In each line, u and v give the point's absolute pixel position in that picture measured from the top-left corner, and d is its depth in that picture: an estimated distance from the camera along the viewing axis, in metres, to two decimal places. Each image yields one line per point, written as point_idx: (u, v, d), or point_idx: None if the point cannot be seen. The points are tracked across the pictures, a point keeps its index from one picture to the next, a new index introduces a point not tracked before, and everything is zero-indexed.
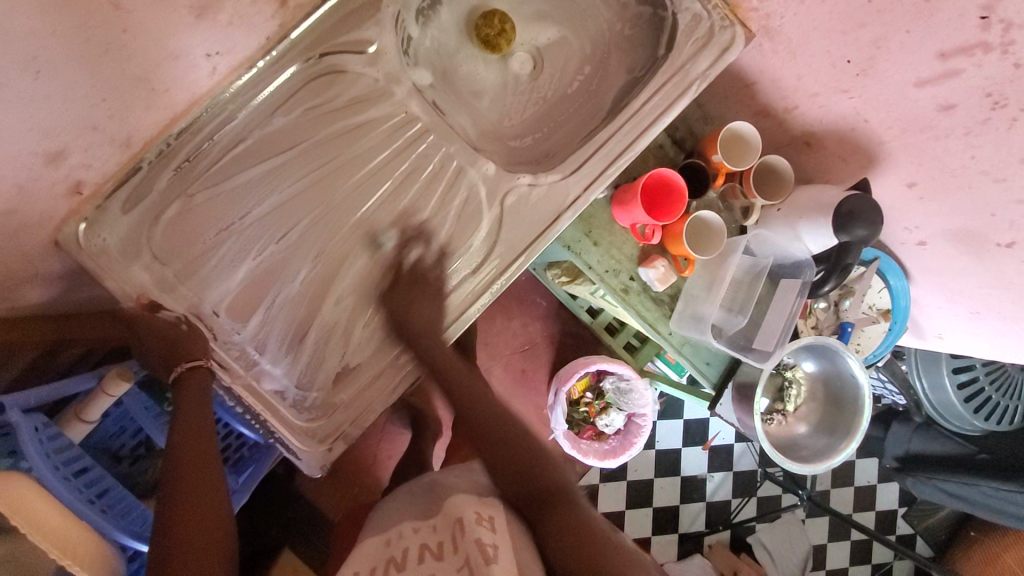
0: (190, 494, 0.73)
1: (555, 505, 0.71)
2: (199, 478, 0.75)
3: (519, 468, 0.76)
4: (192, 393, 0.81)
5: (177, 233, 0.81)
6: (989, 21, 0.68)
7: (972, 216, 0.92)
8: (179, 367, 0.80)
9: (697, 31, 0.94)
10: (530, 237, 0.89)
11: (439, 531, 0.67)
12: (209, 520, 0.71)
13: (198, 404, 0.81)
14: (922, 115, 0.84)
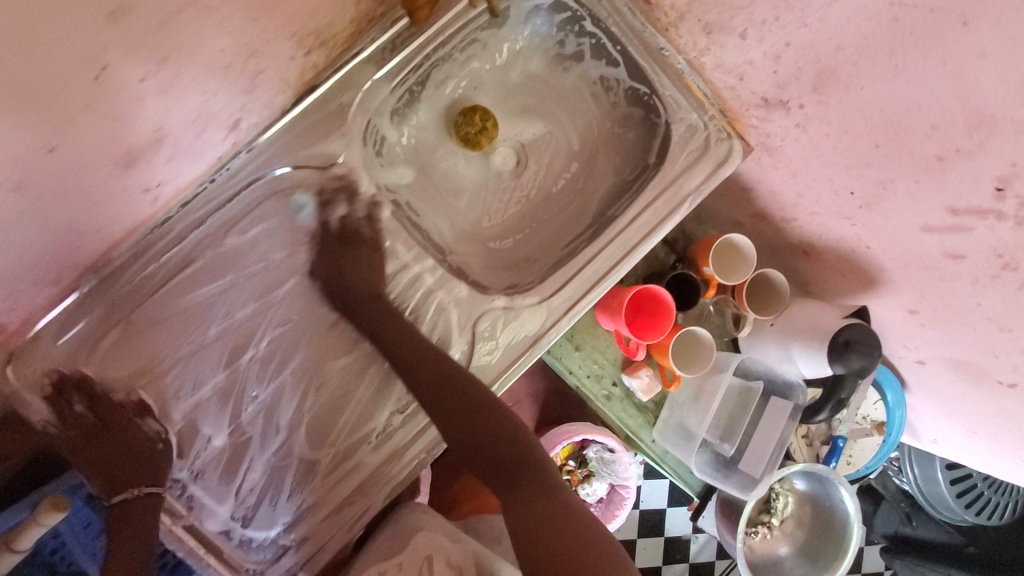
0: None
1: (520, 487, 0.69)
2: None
3: (471, 437, 0.73)
4: (146, 514, 0.72)
5: (142, 359, 0.74)
6: (1005, 193, 0.62)
7: (973, 352, 0.87)
8: (134, 488, 0.72)
9: (691, 143, 0.88)
10: (505, 364, 0.82)
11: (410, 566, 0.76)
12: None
13: (148, 525, 0.72)
14: (929, 257, 0.78)
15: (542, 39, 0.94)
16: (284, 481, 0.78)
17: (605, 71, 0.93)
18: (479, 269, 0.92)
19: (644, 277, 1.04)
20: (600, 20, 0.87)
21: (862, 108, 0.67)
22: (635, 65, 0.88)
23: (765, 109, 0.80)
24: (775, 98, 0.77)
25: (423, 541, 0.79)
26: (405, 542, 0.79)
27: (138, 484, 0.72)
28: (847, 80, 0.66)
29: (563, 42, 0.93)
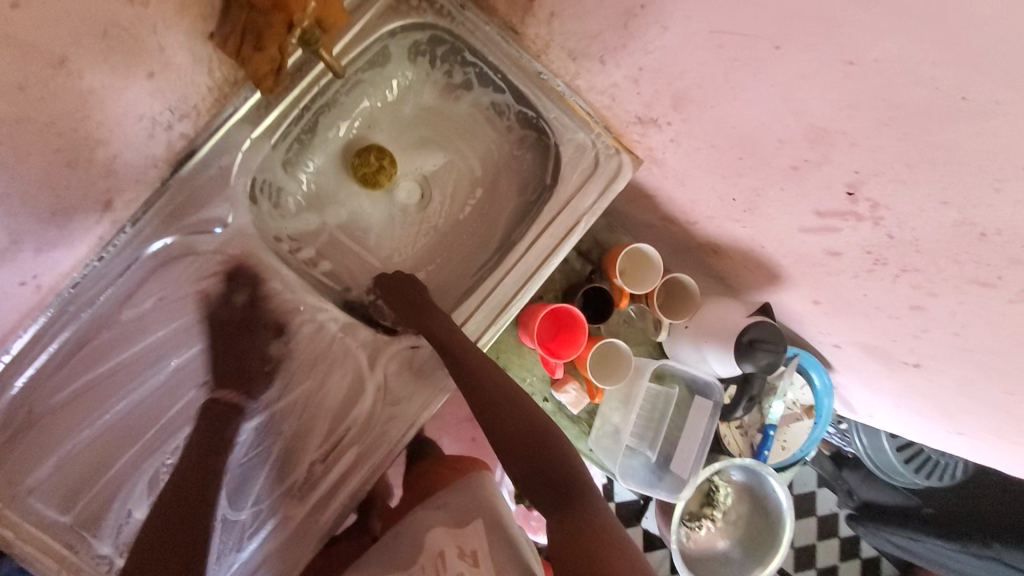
0: (177, 540, 0.71)
1: (566, 508, 0.69)
2: (190, 529, 0.72)
3: (524, 444, 0.73)
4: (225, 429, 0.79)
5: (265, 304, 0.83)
6: (856, 197, 0.64)
7: (875, 337, 0.89)
8: (227, 395, 0.80)
9: (581, 162, 0.89)
10: (416, 404, 0.83)
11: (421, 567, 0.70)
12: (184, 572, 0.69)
13: (215, 444, 0.78)
14: (813, 254, 0.80)
15: (429, 71, 0.94)
16: (209, 545, 0.78)
17: (494, 97, 0.93)
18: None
19: (562, 290, 1.06)
20: (477, 50, 0.87)
21: (718, 126, 0.69)
22: (518, 91, 0.89)
23: (641, 126, 0.81)
24: (646, 117, 0.78)
25: (437, 535, 0.72)
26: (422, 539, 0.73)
27: (237, 394, 0.80)
28: (699, 100, 0.67)
29: (450, 72, 0.93)
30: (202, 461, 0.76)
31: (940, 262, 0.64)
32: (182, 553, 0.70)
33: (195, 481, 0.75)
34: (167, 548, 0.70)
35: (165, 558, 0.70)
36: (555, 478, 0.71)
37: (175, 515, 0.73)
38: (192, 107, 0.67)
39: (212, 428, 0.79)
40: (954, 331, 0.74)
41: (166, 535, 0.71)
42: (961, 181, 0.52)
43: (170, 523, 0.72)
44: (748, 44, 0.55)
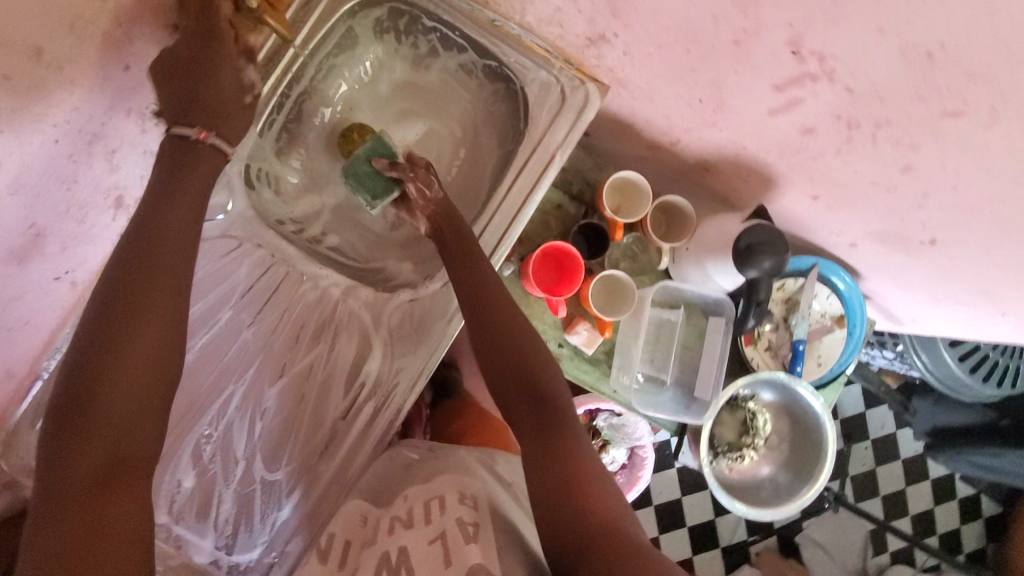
0: (153, 345, 0.57)
1: (546, 416, 0.76)
2: (158, 317, 0.58)
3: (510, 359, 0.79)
4: (195, 168, 0.64)
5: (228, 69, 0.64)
6: (802, 55, 0.62)
7: (886, 221, 0.85)
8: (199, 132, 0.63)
9: (549, 100, 0.91)
10: (422, 353, 0.87)
11: (412, 500, 0.76)
12: (162, 374, 0.58)
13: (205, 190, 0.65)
14: (790, 137, 0.77)
15: (397, 47, 0.99)
16: (252, 506, 0.85)
17: (460, 58, 0.97)
18: (400, 265, 0.99)
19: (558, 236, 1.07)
20: (434, 13, 0.91)
21: (655, 20, 0.69)
22: (478, 45, 0.92)
23: (594, 47, 0.82)
24: (595, 35, 0.79)
25: (443, 480, 0.79)
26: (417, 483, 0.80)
27: (208, 129, 0.63)
28: None
29: (416, 44, 0.98)
30: (172, 212, 0.62)
31: (908, 105, 0.61)
32: (163, 346, 0.58)
33: (168, 244, 0.60)
34: (136, 307, 0.57)
35: (134, 355, 0.56)
36: (541, 396, 0.77)
37: (145, 286, 0.58)
38: None
39: (185, 148, 0.63)
40: (952, 187, 0.70)
41: (133, 289, 0.57)
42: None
43: (129, 297, 0.57)
44: None
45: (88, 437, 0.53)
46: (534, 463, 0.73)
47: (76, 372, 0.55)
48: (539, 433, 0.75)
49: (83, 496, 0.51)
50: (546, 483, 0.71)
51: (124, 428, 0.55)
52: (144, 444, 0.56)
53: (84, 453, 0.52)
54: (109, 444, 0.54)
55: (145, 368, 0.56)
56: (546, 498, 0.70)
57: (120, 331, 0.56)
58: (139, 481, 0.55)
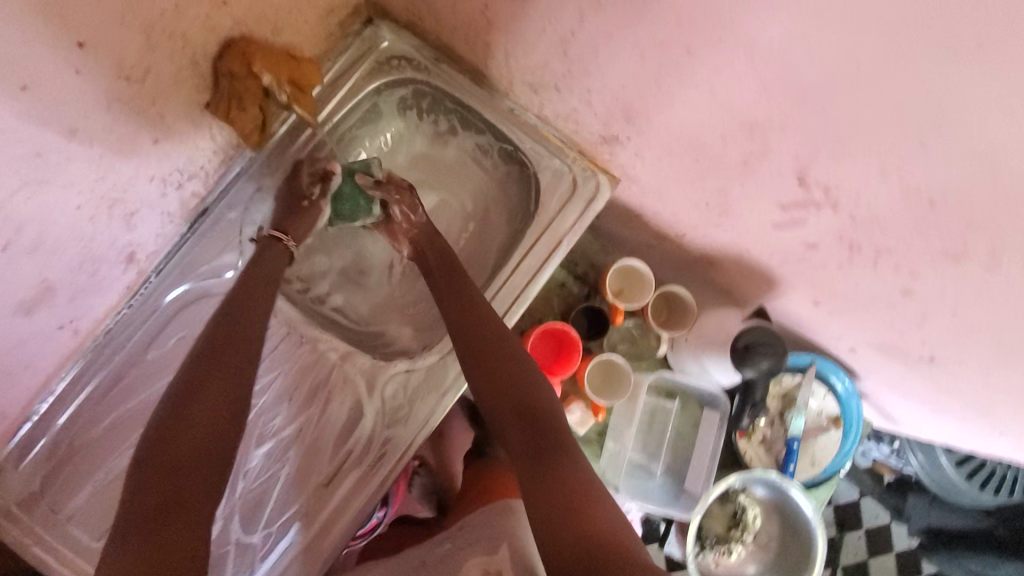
0: (219, 407, 0.65)
1: (544, 446, 0.70)
2: (223, 391, 0.66)
3: (508, 391, 0.76)
4: (273, 270, 0.79)
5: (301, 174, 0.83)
6: (808, 182, 0.64)
7: (885, 333, 0.86)
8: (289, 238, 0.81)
9: (560, 187, 0.94)
10: (411, 428, 0.86)
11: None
12: (220, 433, 0.63)
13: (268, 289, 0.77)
14: (792, 248, 0.79)
15: (418, 122, 1.02)
16: (224, 568, 0.83)
17: (477, 139, 1.00)
18: (400, 330, 1.00)
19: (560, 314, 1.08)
20: (457, 97, 0.94)
21: (668, 133, 0.72)
22: (496, 130, 0.96)
23: (608, 145, 0.86)
24: (609, 135, 0.82)
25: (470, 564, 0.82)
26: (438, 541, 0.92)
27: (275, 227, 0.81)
28: (645, 110, 0.71)
29: (436, 121, 1.01)
30: (243, 310, 0.73)
31: (908, 238, 0.62)
32: (217, 410, 0.64)
33: (237, 335, 0.71)
34: (206, 384, 0.66)
35: (196, 420, 0.63)
36: (539, 430, 0.72)
37: (213, 368, 0.67)
38: (199, 167, 0.78)
39: (267, 259, 0.79)
40: (952, 313, 0.70)
41: (204, 371, 0.67)
42: (893, 149, 0.53)
43: (201, 376, 0.66)
44: (666, 51, 0.59)
45: (150, 488, 0.57)
46: (531, 496, 0.65)
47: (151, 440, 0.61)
48: (537, 464, 0.68)
49: (142, 525, 0.54)
50: (545, 512, 0.61)
51: (181, 477, 0.59)
52: (198, 487, 0.59)
53: (149, 497, 0.56)
54: (164, 490, 0.57)
55: (205, 428, 0.63)
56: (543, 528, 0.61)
57: (189, 403, 0.64)
58: (192, 516, 0.57)
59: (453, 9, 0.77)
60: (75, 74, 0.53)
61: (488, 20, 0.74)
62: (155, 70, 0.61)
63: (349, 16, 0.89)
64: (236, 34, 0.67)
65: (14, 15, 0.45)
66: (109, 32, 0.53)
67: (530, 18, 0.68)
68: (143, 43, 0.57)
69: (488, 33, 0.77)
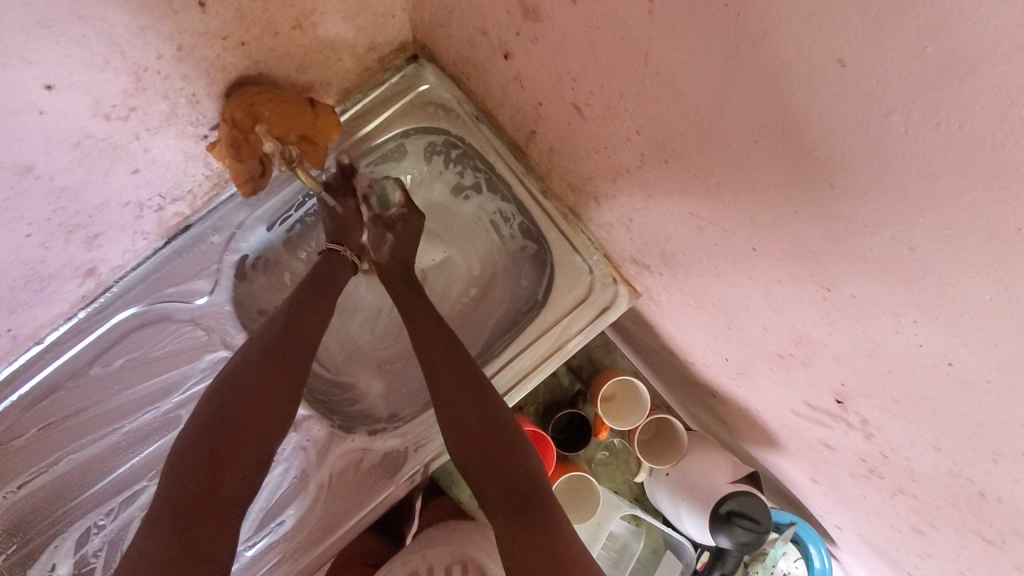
0: (270, 407, 0.63)
1: (529, 515, 0.64)
2: (282, 391, 0.64)
3: (491, 449, 0.69)
4: (337, 283, 0.74)
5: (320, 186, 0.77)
6: (845, 406, 0.56)
7: (876, 539, 0.77)
8: (349, 248, 0.78)
9: (575, 287, 0.85)
10: (354, 513, 0.80)
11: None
12: (266, 432, 0.62)
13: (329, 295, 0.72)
14: (806, 437, 0.71)
15: (442, 170, 0.90)
16: None
17: (501, 205, 0.89)
18: (370, 386, 0.91)
19: (543, 405, 1.01)
20: (488, 161, 0.86)
21: (703, 292, 0.64)
22: (522, 206, 0.87)
23: (636, 266, 0.77)
24: (639, 260, 0.74)
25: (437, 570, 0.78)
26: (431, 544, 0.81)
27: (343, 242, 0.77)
28: (685, 264, 0.63)
29: (461, 174, 0.90)
30: (307, 305, 0.70)
31: (939, 500, 0.54)
32: (267, 408, 0.63)
33: (305, 329, 0.68)
34: (268, 376, 0.64)
35: (246, 416, 0.62)
36: (522, 491, 0.66)
37: (278, 357, 0.65)
38: (186, 191, 0.70)
39: (327, 274, 0.74)
40: (958, 570, 0.62)
41: (268, 358, 0.65)
42: (953, 437, 0.45)
43: (265, 366, 0.64)
44: (725, 236, 0.50)
45: (189, 478, 0.58)
46: (518, 556, 0.61)
47: (205, 424, 0.61)
48: (519, 536, 0.62)
49: (172, 521, 0.56)
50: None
51: (221, 473, 0.59)
52: (232, 487, 0.59)
53: (185, 489, 0.58)
54: (205, 485, 0.58)
55: (258, 427, 0.62)
56: None
57: (247, 394, 0.63)
58: (223, 516, 0.58)
59: (505, 90, 0.68)
60: (39, 115, 0.46)
61: (539, 116, 0.65)
62: (143, 108, 0.53)
63: (391, 52, 0.79)
64: (251, 74, 0.59)
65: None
66: (86, 75, 0.46)
67: (584, 137, 0.59)
68: (130, 85, 0.50)
69: (537, 125, 0.68)
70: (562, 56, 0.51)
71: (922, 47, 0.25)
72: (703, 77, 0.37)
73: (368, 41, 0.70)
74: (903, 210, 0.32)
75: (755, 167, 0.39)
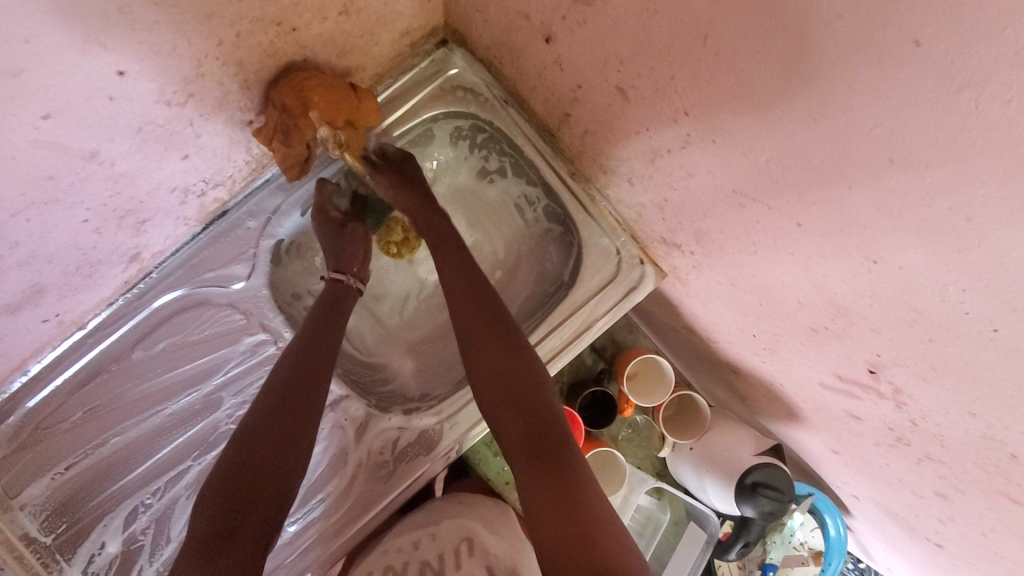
0: (294, 425, 0.64)
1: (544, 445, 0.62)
2: (302, 428, 0.64)
3: (505, 379, 0.66)
4: (344, 306, 0.76)
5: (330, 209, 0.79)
6: (878, 375, 0.58)
7: (895, 505, 0.79)
8: (351, 278, 0.78)
9: (604, 267, 0.86)
10: (391, 490, 0.82)
11: (436, 541, 0.73)
12: (286, 469, 0.62)
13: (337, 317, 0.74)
14: (831, 409, 0.73)
15: (468, 154, 0.92)
16: None
17: (525, 188, 0.90)
18: (401, 365, 0.94)
19: (568, 384, 1.03)
20: (514, 143, 0.86)
21: (738, 269, 0.66)
22: (548, 187, 0.87)
23: (666, 246, 0.79)
24: (670, 239, 0.76)
25: (443, 535, 0.73)
26: (437, 520, 0.75)
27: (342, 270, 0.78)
28: (720, 242, 0.64)
29: (487, 158, 0.91)
30: (322, 326, 0.72)
31: (967, 464, 0.57)
32: (288, 445, 0.63)
33: (324, 348, 0.70)
34: (284, 413, 0.64)
35: (265, 454, 0.61)
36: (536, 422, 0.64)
37: (299, 376, 0.67)
38: (227, 176, 0.71)
39: (334, 299, 0.76)
40: (982, 531, 0.65)
41: (290, 379, 0.66)
42: (990, 401, 0.47)
43: (279, 407, 0.64)
44: (769, 213, 0.52)
45: (220, 498, 0.59)
46: (543, 523, 0.57)
47: (240, 440, 0.62)
48: (535, 468, 0.61)
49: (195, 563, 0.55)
50: (558, 546, 0.55)
51: (243, 511, 0.59)
52: (255, 524, 0.59)
53: (208, 529, 0.57)
54: (238, 500, 0.59)
55: (277, 462, 0.62)
56: (548, 542, 0.56)
57: (264, 435, 0.62)
58: (260, 525, 0.59)
59: (541, 72, 0.70)
60: (108, 101, 0.50)
61: (576, 99, 0.67)
62: (199, 97, 0.57)
63: (422, 37, 0.80)
64: (297, 58, 0.61)
65: (38, 33, 0.42)
66: (151, 63, 0.50)
67: (624, 119, 0.61)
68: (191, 71, 0.54)
69: (573, 107, 0.69)
70: (613, 39, 0.53)
71: (1003, 27, 0.27)
72: (766, 58, 0.39)
73: (406, 25, 0.71)
74: (967, 181, 0.34)
75: (811, 144, 0.41)
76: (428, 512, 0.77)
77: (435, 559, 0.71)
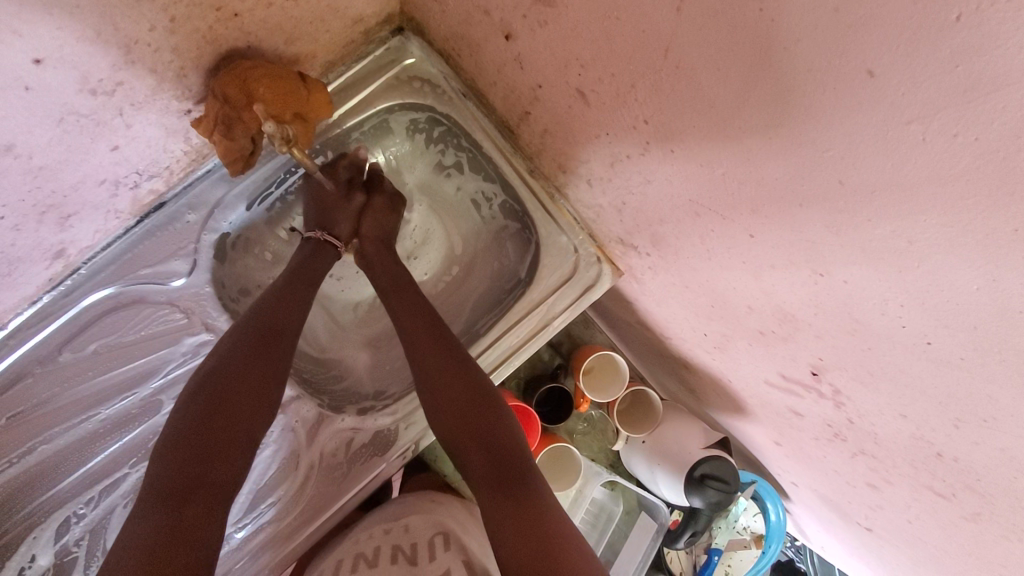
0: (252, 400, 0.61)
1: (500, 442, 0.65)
2: (268, 389, 0.62)
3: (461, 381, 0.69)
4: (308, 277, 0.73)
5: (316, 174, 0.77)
6: (819, 377, 0.60)
7: (830, 492, 0.83)
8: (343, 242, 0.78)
9: (562, 262, 0.86)
10: (346, 492, 0.80)
11: (410, 533, 0.70)
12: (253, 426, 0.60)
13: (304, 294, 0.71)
14: (775, 405, 0.77)
15: (424, 149, 0.89)
16: None
17: (482, 184, 0.89)
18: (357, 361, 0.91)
19: (524, 379, 1.05)
20: (473, 139, 0.84)
21: (692, 273, 0.67)
22: (507, 184, 0.86)
23: (622, 246, 0.79)
24: (627, 240, 0.76)
25: (416, 527, 0.71)
26: (411, 513, 0.74)
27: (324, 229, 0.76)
28: (676, 246, 0.65)
29: (444, 153, 0.88)
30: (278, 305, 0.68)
31: (897, 459, 0.60)
32: (255, 405, 0.61)
33: (285, 329, 0.67)
34: (247, 380, 0.61)
35: (234, 408, 0.59)
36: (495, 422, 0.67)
37: (262, 354, 0.63)
38: (164, 167, 0.66)
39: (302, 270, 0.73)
40: (907, 518, 0.70)
41: (252, 353, 0.63)
42: (921, 406, 0.50)
43: (248, 364, 0.62)
44: (723, 223, 0.53)
45: (175, 466, 0.55)
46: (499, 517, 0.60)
47: (191, 413, 0.58)
48: (491, 465, 0.64)
49: (161, 504, 0.53)
50: (519, 547, 0.57)
51: (208, 457, 0.56)
52: (221, 473, 0.56)
53: (166, 480, 0.54)
54: (193, 471, 0.55)
55: (247, 424, 0.60)
56: (505, 535, 0.58)
57: (228, 390, 0.60)
58: (214, 500, 0.55)
59: (500, 69, 0.68)
60: (24, 91, 0.46)
61: (537, 98, 0.66)
62: (129, 84, 0.53)
63: (377, 24, 0.77)
64: (240, 45, 0.57)
65: None
66: (74, 48, 0.46)
67: (584, 121, 0.61)
68: (119, 58, 0.49)
69: (533, 105, 0.68)
70: (574, 41, 0.52)
71: (955, 66, 0.28)
72: (728, 75, 0.39)
73: (359, 12, 0.67)
74: (910, 207, 0.35)
75: (767, 161, 0.42)
76: (402, 508, 0.76)
77: (408, 546, 0.68)
